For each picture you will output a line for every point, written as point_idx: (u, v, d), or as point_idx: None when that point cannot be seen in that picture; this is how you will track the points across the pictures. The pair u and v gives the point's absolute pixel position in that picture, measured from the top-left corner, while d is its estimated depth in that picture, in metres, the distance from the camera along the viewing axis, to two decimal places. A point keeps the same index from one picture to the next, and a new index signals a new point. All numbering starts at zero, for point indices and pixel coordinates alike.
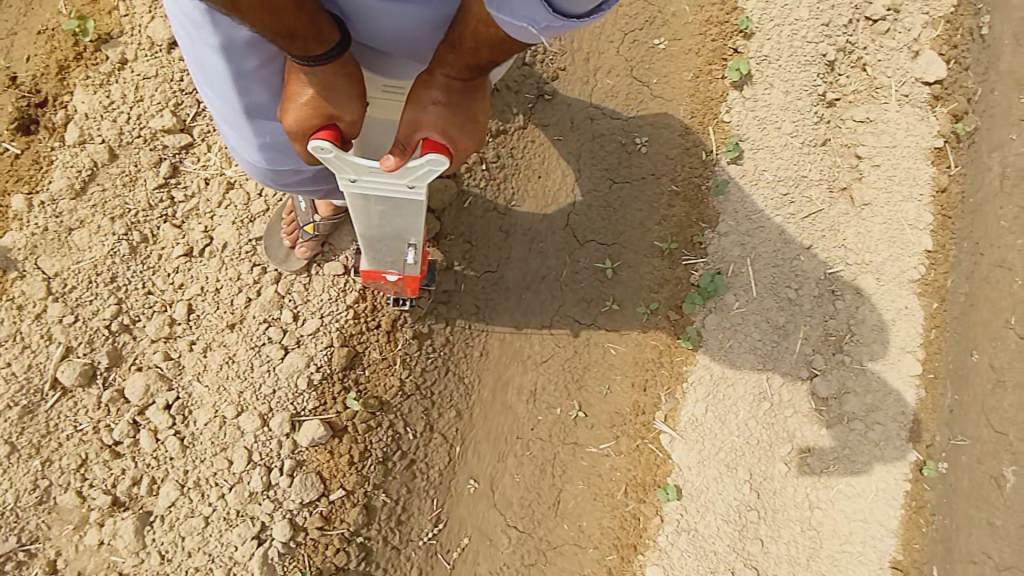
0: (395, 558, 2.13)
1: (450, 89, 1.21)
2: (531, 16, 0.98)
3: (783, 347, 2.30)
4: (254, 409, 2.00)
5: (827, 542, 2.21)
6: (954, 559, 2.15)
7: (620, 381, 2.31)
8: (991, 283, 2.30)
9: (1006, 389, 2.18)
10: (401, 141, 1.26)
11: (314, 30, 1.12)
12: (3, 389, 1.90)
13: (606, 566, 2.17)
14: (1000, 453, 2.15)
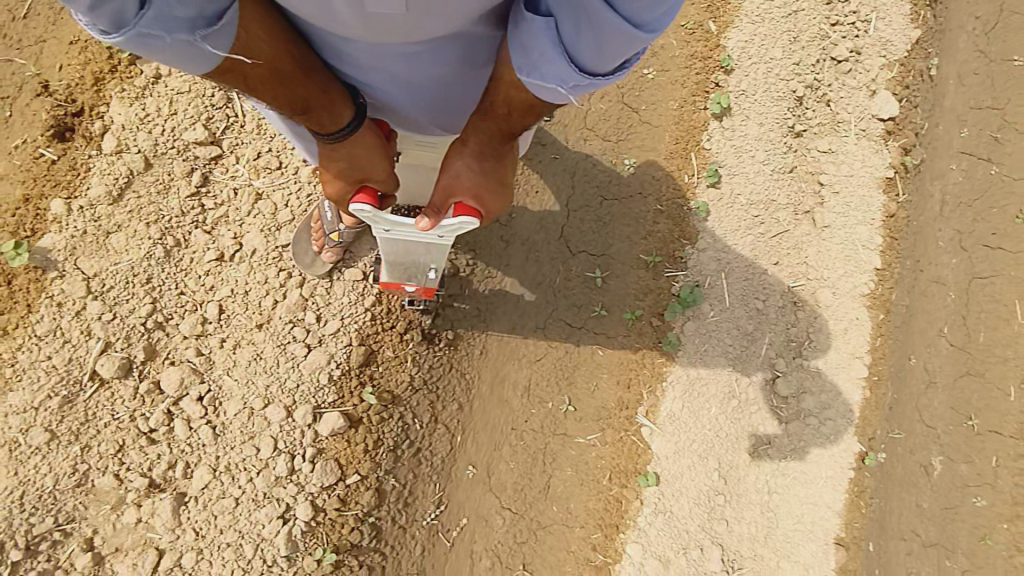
0: (401, 536, 2.33)
1: (482, 160, 1.50)
2: (560, 79, 1.18)
3: (750, 351, 2.60)
4: (280, 401, 2.19)
5: (783, 522, 2.53)
6: (888, 535, 2.53)
7: (606, 379, 2.55)
8: (927, 296, 2.70)
9: (937, 389, 2.60)
10: (437, 203, 1.54)
11: (324, 105, 1.36)
12: (44, 380, 2.03)
13: (591, 543, 2.42)
14: (929, 444, 2.56)
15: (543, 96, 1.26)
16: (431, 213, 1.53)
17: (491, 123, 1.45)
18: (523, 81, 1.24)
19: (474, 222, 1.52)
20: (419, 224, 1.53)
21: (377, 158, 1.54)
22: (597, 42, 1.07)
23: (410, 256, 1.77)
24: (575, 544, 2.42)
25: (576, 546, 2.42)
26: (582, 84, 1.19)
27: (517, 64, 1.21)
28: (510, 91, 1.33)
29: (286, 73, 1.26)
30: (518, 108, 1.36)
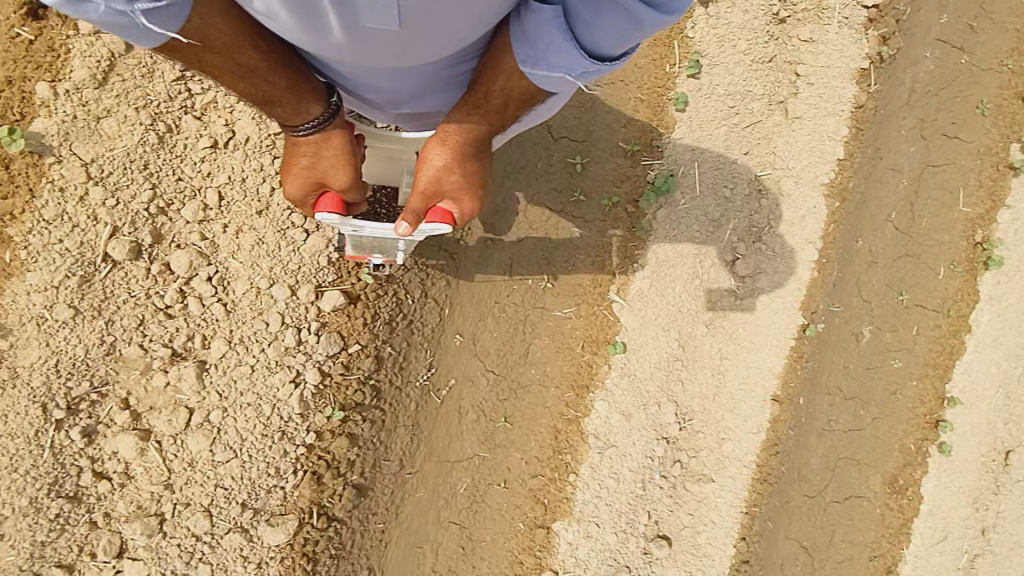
0: (398, 394, 2.62)
1: (461, 168, 1.62)
2: (569, 65, 1.36)
3: (714, 236, 2.82)
4: (284, 281, 2.35)
5: (731, 382, 2.96)
6: (818, 390, 2.97)
7: (582, 261, 2.74)
8: (879, 181, 2.94)
9: (876, 268, 2.95)
10: (417, 208, 1.67)
11: (289, 99, 1.50)
12: (59, 261, 2.12)
13: (564, 400, 2.78)
14: (863, 315, 2.96)
15: (546, 83, 1.45)
16: (410, 217, 1.66)
17: (481, 117, 1.58)
18: (527, 73, 1.43)
19: (449, 227, 1.68)
20: (398, 228, 1.66)
21: (338, 162, 1.65)
22: (611, 29, 1.25)
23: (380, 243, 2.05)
24: (551, 401, 2.78)
25: (552, 402, 2.78)
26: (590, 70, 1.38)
27: (522, 58, 1.39)
28: (509, 81, 1.48)
29: (249, 63, 1.40)
30: (516, 97, 1.52)
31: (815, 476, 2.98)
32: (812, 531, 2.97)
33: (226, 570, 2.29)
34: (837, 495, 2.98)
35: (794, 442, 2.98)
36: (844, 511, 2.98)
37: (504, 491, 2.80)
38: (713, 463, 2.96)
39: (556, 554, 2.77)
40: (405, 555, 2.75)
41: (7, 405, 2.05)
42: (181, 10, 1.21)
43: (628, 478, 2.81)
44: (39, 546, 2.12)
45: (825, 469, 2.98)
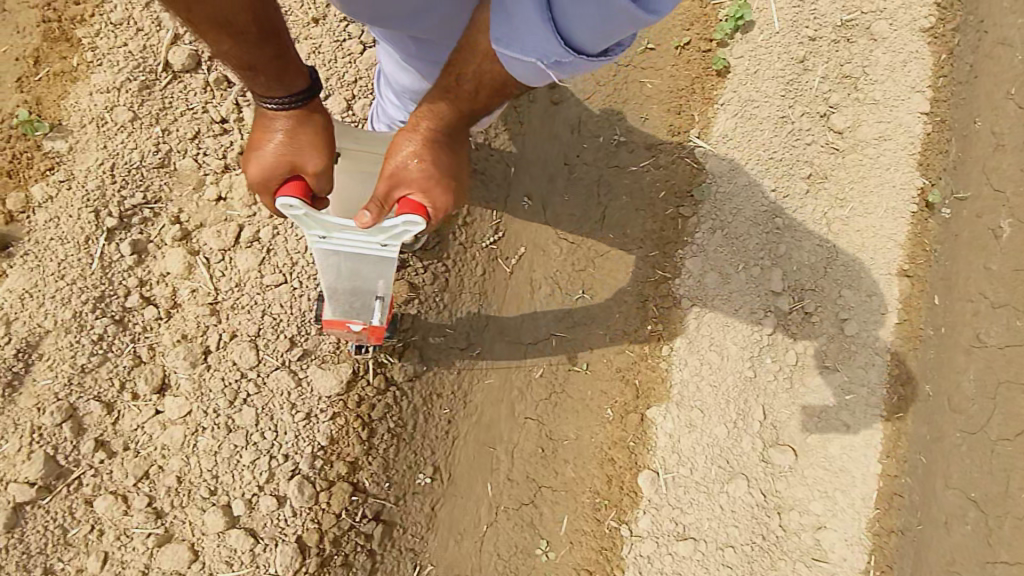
0: (458, 251, 2.39)
1: (428, 147, 1.47)
2: (543, 52, 1.28)
3: (802, 83, 2.57)
4: (339, 93, 2.14)
5: (842, 252, 2.52)
6: (954, 296, 2.49)
7: (656, 108, 2.55)
8: (992, 59, 2.61)
9: (1006, 151, 2.49)
10: (380, 199, 1.48)
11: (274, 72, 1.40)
12: (121, 65, 2.08)
13: (649, 262, 2.44)
14: (999, 208, 2.45)
15: (519, 76, 1.35)
16: (375, 209, 1.47)
17: (451, 103, 1.45)
18: (501, 56, 1.32)
19: (421, 221, 1.46)
20: (358, 218, 1.43)
21: (314, 146, 1.49)
22: (588, 15, 1.21)
23: (354, 283, 1.70)
24: (634, 265, 2.45)
25: (635, 266, 2.45)
26: (563, 61, 1.31)
27: (499, 36, 1.30)
28: (484, 66, 1.37)
29: (242, 31, 1.30)
30: (489, 86, 1.42)
31: (969, 404, 2.36)
32: (978, 478, 2.28)
33: (272, 416, 2.03)
34: (1005, 430, 2.27)
35: (941, 338, 2.49)
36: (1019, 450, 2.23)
37: (585, 376, 2.42)
38: (835, 347, 2.49)
39: (655, 450, 2.31)
40: (475, 454, 2.37)
41: (61, 205, 1.99)
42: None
43: (734, 353, 2.36)
44: (79, 371, 1.94)
45: (983, 396, 2.34)
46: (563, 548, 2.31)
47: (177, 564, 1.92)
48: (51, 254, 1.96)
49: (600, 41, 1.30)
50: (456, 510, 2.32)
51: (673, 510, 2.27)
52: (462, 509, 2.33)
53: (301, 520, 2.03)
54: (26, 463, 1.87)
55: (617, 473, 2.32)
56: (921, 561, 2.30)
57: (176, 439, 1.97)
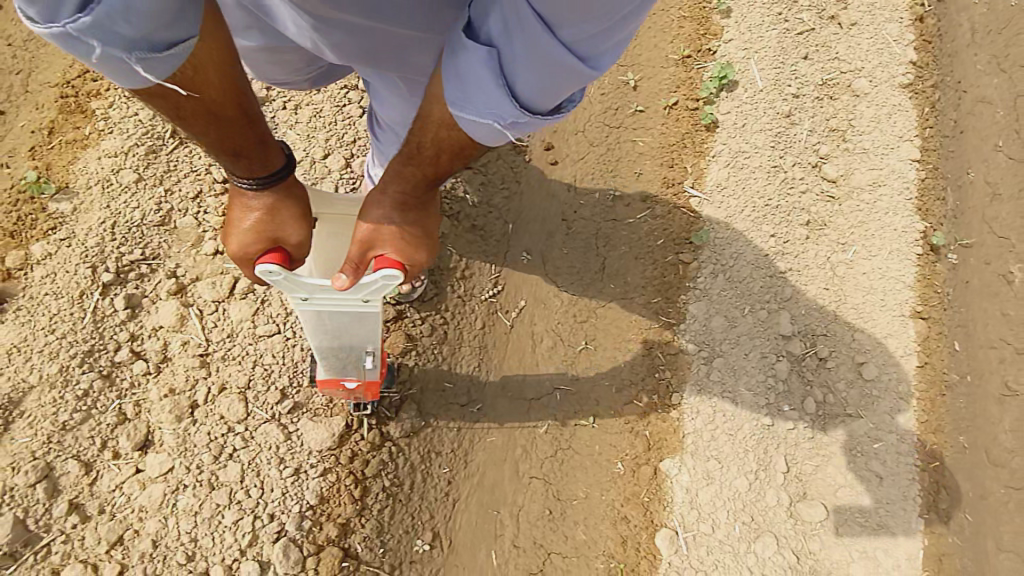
0: (459, 304, 2.36)
1: (402, 204, 1.38)
2: (496, 113, 1.18)
3: (790, 137, 2.64)
4: (339, 152, 2.24)
5: (850, 296, 2.50)
6: (977, 343, 2.48)
7: (650, 164, 2.60)
8: (975, 115, 2.77)
9: (1003, 200, 2.61)
10: (356, 258, 1.40)
11: (255, 153, 1.33)
12: (132, 130, 2.16)
13: (653, 309, 2.39)
14: (1005, 254, 2.55)
15: (475, 137, 1.25)
16: (349, 270, 1.38)
17: (417, 169, 1.34)
18: (455, 118, 1.22)
19: (398, 276, 1.36)
20: (335, 282, 1.36)
21: (296, 218, 1.40)
22: (538, 73, 1.11)
23: (344, 341, 1.60)
24: (638, 312, 2.39)
25: (638, 313, 2.39)
26: (519, 121, 1.20)
27: (451, 98, 1.20)
28: (440, 131, 1.26)
29: (226, 114, 1.25)
30: (450, 150, 1.29)
31: (1009, 458, 2.32)
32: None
33: (258, 472, 1.92)
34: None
35: (971, 389, 2.44)
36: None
37: (593, 430, 2.28)
38: (858, 394, 2.40)
39: (673, 507, 2.15)
40: (478, 519, 2.19)
41: (58, 261, 1.97)
42: (176, 57, 1.12)
43: (748, 400, 2.27)
44: (60, 429, 1.84)
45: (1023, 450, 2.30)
46: None
47: None
48: (44, 308, 1.92)
49: (555, 99, 1.19)
50: None
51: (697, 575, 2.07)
52: None
53: None
54: None
55: (633, 536, 2.14)
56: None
57: (155, 498, 1.84)
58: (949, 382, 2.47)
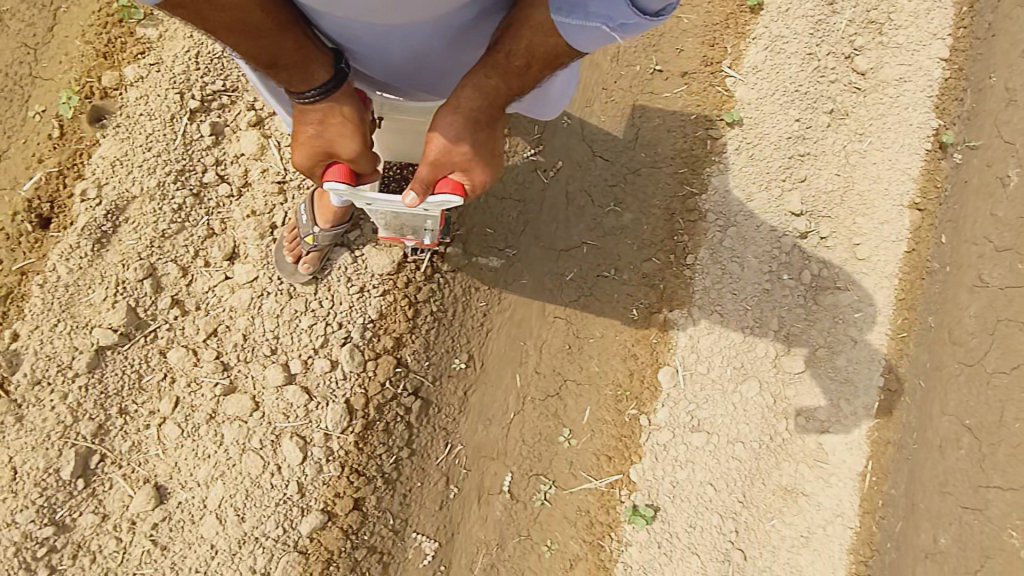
0: (503, 159, 2.61)
1: (474, 125, 1.47)
2: (606, 16, 1.24)
3: (831, 26, 2.78)
4: None
5: (858, 182, 2.77)
6: (961, 238, 2.68)
7: (691, 42, 2.73)
8: (1012, 18, 2.76)
9: (1016, 105, 2.64)
10: (423, 176, 1.51)
11: (297, 63, 1.39)
12: None
13: (679, 178, 2.63)
14: (1006, 157, 2.61)
15: (581, 41, 1.32)
16: (417, 187, 1.52)
17: (501, 79, 1.44)
18: (561, 24, 1.29)
19: (458, 200, 1.51)
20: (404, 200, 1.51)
21: (348, 131, 1.50)
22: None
23: (403, 226, 1.76)
24: (665, 181, 2.64)
25: (665, 182, 2.64)
26: (630, 22, 1.25)
27: (556, 4, 1.27)
28: (535, 38, 1.37)
29: (258, 26, 1.29)
30: (541, 58, 1.40)
31: (969, 338, 2.55)
32: (973, 406, 2.49)
33: (330, 287, 2.24)
34: (1002, 363, 2.46)
35: (946, 277, 2.69)
36: (1015, 382, 2.43)
37: (613, 281, 2.59)
38: (849, 271, 2.72)
39: (676, 349, 2.50)
40: (507, 347, 2.57)
41: (150, 85, 2.16)
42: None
43: (752, 267, 2.57)
44: (159, 237, 2.10)
45: (983, 331, 2.53)
46: (584, 435, 2.51)
47: (241, 413, 2.10)
48: (141, 127, 2.13)
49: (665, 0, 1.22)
50: (489, 399, 2.54)
51: (689, 403, 2.48)
52: (493, 396, 2.54)
53: (351, 385, 2.22)
54: (111, 310, 2.03)
55: (640, 370, 2.52)
56: (915, 483, 2.53)
57: (244, 300, 2.15)
58: (929, 267, 2.75)
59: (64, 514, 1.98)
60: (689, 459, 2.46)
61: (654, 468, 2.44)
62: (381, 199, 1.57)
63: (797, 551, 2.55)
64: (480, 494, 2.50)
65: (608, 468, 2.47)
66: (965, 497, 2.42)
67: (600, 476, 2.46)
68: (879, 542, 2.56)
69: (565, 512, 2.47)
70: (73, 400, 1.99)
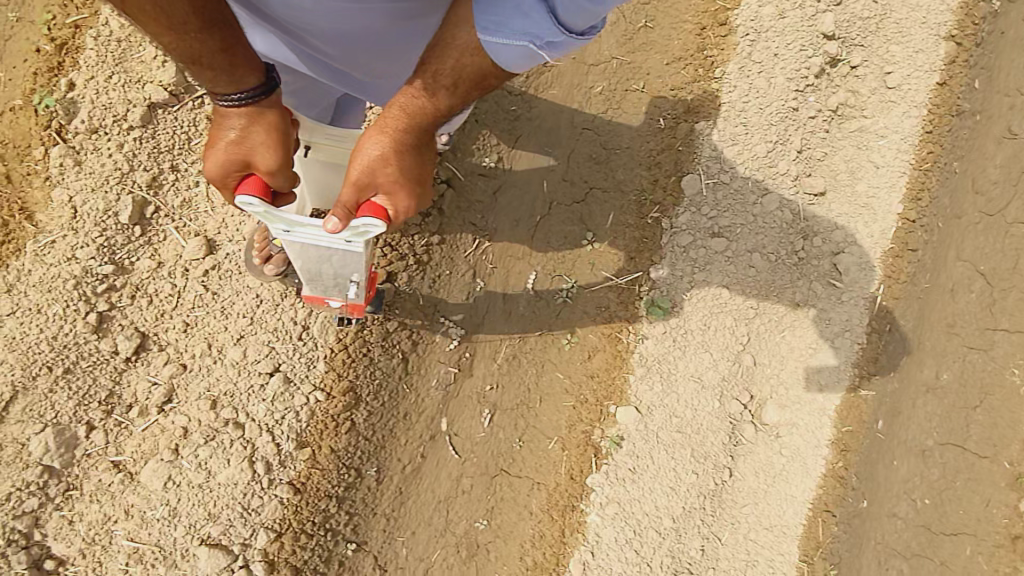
0: None
1: (401, 142, 1.50)
2: (532, 33, 1.36)
3: None
4: None
5: (895, 12, 2.77)
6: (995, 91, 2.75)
7: None
8: None
9: None
10: (347, 197, 1.53)
11: (223, 70, 1.42)
12: None
13: None
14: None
15: (506, 63, 1.42)
16: (339, 212, 1.54)
17: (428, 101, 1.48)
18: (487, 44, 1.39)
19: (381, 224, 1.54)
20: (327, 224, 1.54)
21: (269, 144, 1.51)
22: (575, 3, 1.29)
23: (329, 266, 1.79)
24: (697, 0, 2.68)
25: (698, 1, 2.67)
26: (551, 44, 1.39)
27: (483, 23, 1.37)
28: (462, 58, 1.44)
29: (182, 21, 1.32)
30: (470, 77, 1.46)
31: (991, 188, 2.70)
32: (989, 253, 2.69)
33: None
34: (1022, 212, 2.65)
35: (975, 124, 2.76)
36: None
37: (642, 95, 2.65)
38: (878, 100, 2.76)
39: (700, 158, 2.59)
40: (535, 155, 2.66)
41: None
42: None
43: (781, 85, 2.61)
44: None
45: (1005, 180, 2.68)
46: (607, 239, 2.63)
47: None
48: None
49: (586, 22, 1.37)
50: (517, 204, 2.66)
51: (710, 210, 2.59)
52: (521, 199, 2.66)
53: None
54: (162, 70, 2.18)
55: (664, 178, 2.62)
56: (925, 321, 2.72)
57: None
58: (959, 109, 2.77)
59: (123, 257, 2.19)
60: (708, 263, 2.59)
61: (671, 272, 2.58)
62: (298, 221, 1.59)
63: (802, 360, 2.73)
64: (505, 291, 2.64)
65: (629, 266, 2.61)
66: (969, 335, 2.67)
67: (620, 274, 2.61)
68: (882, 370, 2.74)
69: (586, 308, 2.62)
70: (129, 151, 2.15)
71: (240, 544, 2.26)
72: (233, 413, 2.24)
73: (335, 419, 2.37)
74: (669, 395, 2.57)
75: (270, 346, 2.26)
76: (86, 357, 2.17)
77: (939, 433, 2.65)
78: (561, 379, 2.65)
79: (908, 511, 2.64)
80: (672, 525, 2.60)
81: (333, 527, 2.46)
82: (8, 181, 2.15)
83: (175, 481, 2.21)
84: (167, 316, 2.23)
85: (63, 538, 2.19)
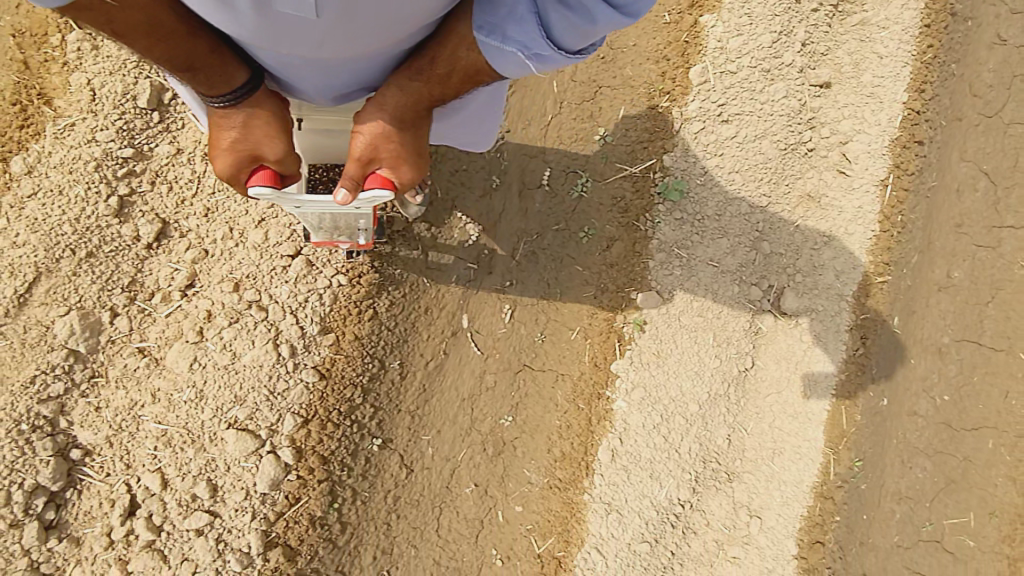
0: None
1: (402, 119, 1.44)
2: (524, 42, 1.24)
3: None
4: None
5: None
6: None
7: None
8: None
9: None
10: (354, 175, 1.51)
11: (202, 69, 1.33)
12: None
13: None
14: None
15: (496, 65, 1.30)
16: (348, 185, 1.50)
17: (423, 84, 1.39)
18: (479, 44, 1.26)
19: (389, 195, 1.54)
20: (336, 198, 1.49)
21: (272, 134, 1.47)
22: (574, 17, 1.19)
23: (341, 221, 1.87)
24: None
25: None
26: (543, 56, 1.27)
27: (478, 22, 1.24)
28: (459, 50, 1.30)
29: (171, 30, 1.23)
30: (462, 70, 1.34)
31: (988, 90, 2.74)
32: (990, 153, 2.72)
33: None
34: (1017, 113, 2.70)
35: (967, 31, 2.77)
36: None
37: None
38: None
39: (706, 51, 2.66)
40: None
41: None
42: None
43: None
44: None
45: (1000, 84, 2.73)
46: (618, 132, 2.65)
47: None
48: None
49: (580, 43, 1.28)
50: (526, 102, 2.66)
51: (719, 97, 2.63)
52: (531, 98, 2.67)
53: None
54: None
55: (672, 68, 2.67)
56: (933, 221, 2.71)
57: None
58: (953, 11, 2.78)
59: (143, 142, 2.23)
60: (718, 150, 2.64)
61: (684, 156, 2.62)
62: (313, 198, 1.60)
63: (817, 250, 2.72)
64: (522, 189, 2.63)
65: (642, 156, 2.64)
66: (979, 236, 2.70)
67: (635, 164, 2.64)
68: (899, 269, 2.71)
69: (601, 199, 2.64)
70: None
71: (267, 429, 2.25)
72: (257, 295, 2.26)
73: (358, 306, 2.37)
74: (689, 279, 2.62)
75: (292, 229, 2.31)
76: (108, 242, 2.17)
77: (953, 330, 2.66)
78: (581, 272, 2.63)
79: (928, 409, 2.65)
80: (698, 411, 2.60)
81: (359, 420, 2.40)
82: (25, 67, 2.19)
83: (201, 364, 2.21)
84: (188, 202, 2.26)
85: (90, 425, 2.15)
